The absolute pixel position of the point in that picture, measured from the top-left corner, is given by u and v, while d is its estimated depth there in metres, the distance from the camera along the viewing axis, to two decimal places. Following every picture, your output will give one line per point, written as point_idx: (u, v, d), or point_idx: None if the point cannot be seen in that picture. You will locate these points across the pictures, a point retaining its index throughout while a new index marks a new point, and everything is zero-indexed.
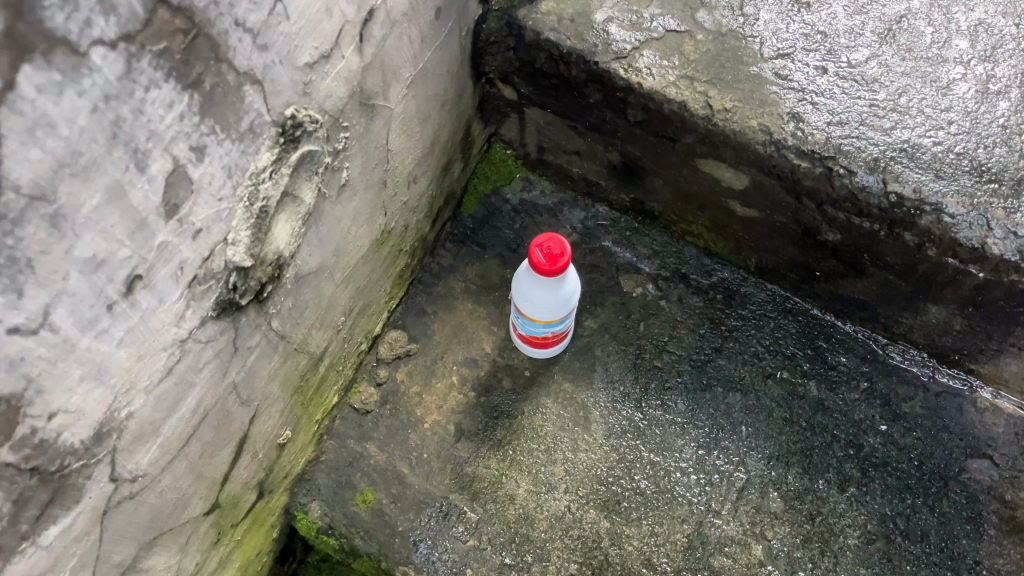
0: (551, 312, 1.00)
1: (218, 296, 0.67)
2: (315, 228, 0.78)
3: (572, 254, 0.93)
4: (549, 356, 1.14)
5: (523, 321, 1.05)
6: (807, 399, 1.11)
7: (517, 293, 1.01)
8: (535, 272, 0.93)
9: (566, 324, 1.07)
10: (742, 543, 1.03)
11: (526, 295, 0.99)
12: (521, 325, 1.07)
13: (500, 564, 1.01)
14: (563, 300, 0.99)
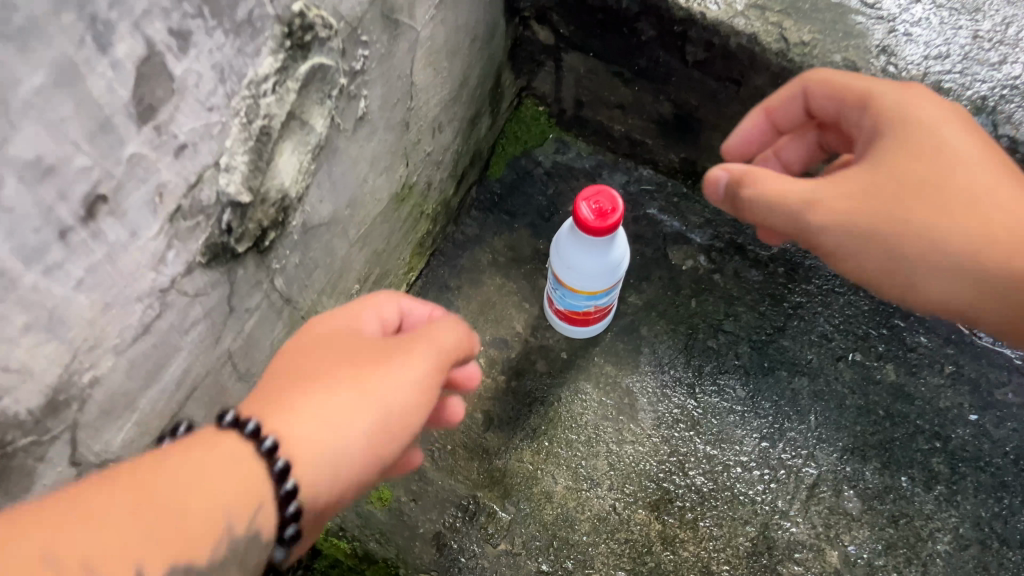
0: (594, 283, 0.87)
1: (209, 237, 0.54)
2: (327, 167, 0.66)
3: (624, 211, 0.80)
4: (589, 335, 1.01)
5: (562, 294, 0.92)
6: (883, 385, 0.97)
7: (555, 260, 0.88)
8: (581, 232, 0.80)
9: (610, 300, 0.94)
10: (814, 549, 0.90)
11: (566, 262, 0.86)
12: (560, 300, 0.94)
13: (536, 571, 0.88)
14: (610, 269, 0.86)
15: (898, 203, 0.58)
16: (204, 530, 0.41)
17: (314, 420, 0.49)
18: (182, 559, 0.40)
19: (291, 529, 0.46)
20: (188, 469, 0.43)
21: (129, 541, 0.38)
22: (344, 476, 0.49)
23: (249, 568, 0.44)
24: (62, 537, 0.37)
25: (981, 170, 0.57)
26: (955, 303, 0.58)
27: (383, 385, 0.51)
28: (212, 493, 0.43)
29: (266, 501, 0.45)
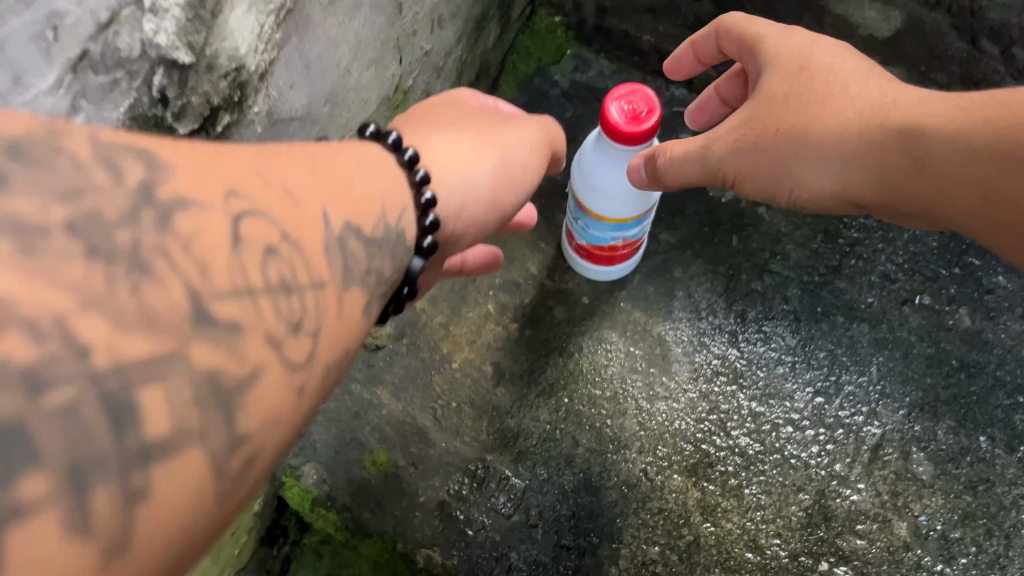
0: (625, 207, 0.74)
1: (137, 106, 0.41)
2: (298, 42, 0.53)
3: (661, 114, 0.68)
4: (615, 278, 0.89)
5: (585, 225, 0.79)
6: (957, 332, 0.85)
7: (577, 183, 0.75)
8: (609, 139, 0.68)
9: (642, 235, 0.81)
10: (880, 521, 0.77)
11: (591, 180, 0.73)
12: (583, 234, 0.81)
13: (556, 546, 0.75)
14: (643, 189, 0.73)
15: (769, 118, 0.61)
16: (369, 199, 0.43)
17: (445, 147, 0.53)
18: (354, 217, 0.41)
19: (429, 238, 0.47)
20: (361, 153, 0.47)
21: (314, 186, 0.40)
22: (469, 205, 0.53)
23: (400, 255, 0.45)
24: (269, 166, 0.39)
25: (855, 72, 0.59)
26: (851, 195, 0.59)
27: (502, 141, 0.57)
28: (371, 173, 0.45)
29: (409, 203, 0.47)
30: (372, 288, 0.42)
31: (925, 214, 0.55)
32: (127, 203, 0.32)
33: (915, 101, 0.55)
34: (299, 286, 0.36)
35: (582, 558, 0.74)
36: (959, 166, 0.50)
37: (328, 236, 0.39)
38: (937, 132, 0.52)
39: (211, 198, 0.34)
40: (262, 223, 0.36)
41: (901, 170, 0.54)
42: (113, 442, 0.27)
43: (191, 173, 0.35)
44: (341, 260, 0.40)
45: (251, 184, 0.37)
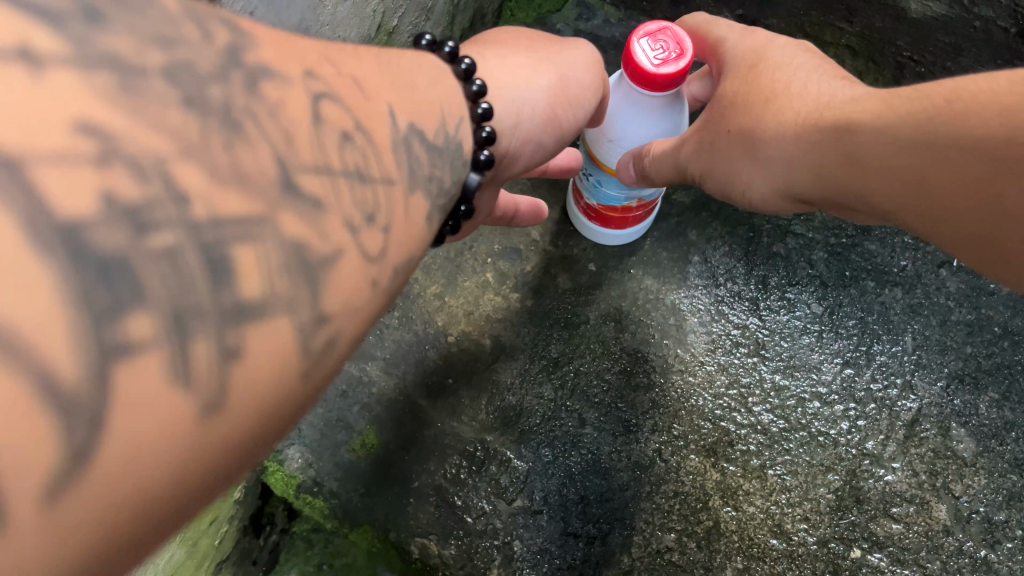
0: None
1: None
2: None
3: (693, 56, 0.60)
4: (623, 242, 0.81)
5: (596, 186, 0.72)
6: (999, 296, 0.77)
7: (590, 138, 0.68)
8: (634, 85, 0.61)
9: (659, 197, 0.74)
10: (917, 503, 0.70)
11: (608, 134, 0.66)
12: (593, 194, 0.74)
13: (562, 533, 0.69)
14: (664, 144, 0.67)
15: (724, 120, 0.59)
16: (430, 105, 0.42)
17: (499, 66, 0.52)
18: (416, 121, 0.40)
19: (486, 154, 0.46)
20: (420, 60, 0.45)
21: (382, 84, 0.40)
22: (525, 122, 0.52)
23: (456, 169, 0.43)
24: (342, 57, 0.38)
25: (803, 74, 0.56)
26: (805, 194, 0.55)
27: (560, 60, 0.55)
28: (431, 80, 0.44)
29: (464, 116, 0.45)
30: (436, 195, 0.41)
31: (871, 211, 0.50)
32: (217, 61, 0.31)
33: (855, 96, 0.51)
34: (370, 176, 0.36)
35: (591, 546, 0.69)
36: (877, 155, 0.46)
37: (395, 135, 0.38)
38: (858, 122, 0.47)
39: (293, 73, 0.34)
40: (337, 107, 0.35)
41: (832, 164, 0.50)
42: (211, 294, 0.27)
43: (273, 47, 0.34)
44: (408, 159, 0.39)
45: (325, 68, 0.36)
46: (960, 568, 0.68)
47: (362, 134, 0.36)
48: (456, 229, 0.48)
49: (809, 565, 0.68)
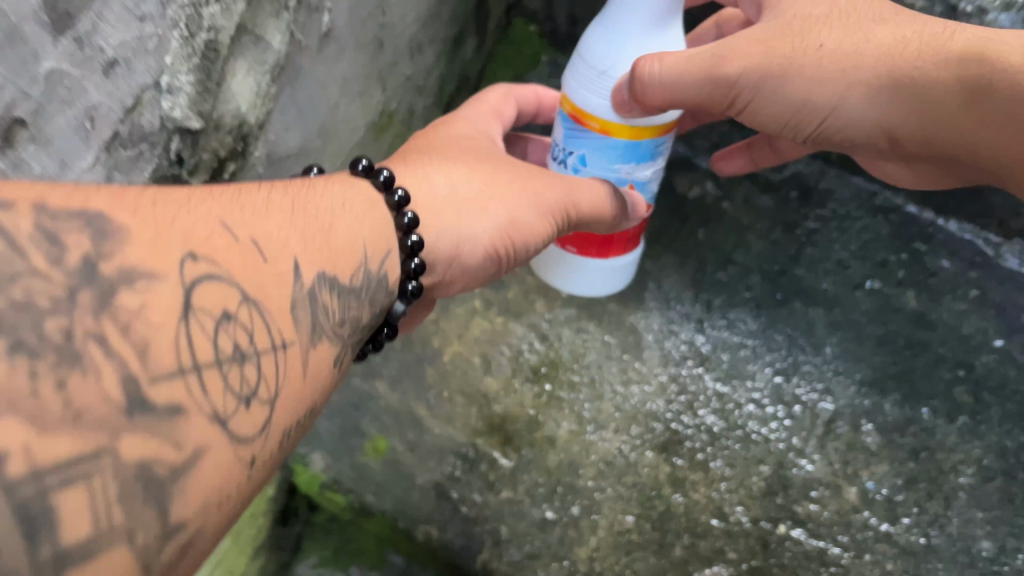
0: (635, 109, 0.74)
1: (156, 169, 0.48)
2: (290, 90, 0.59)
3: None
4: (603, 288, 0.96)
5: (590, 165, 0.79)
6: (904, 312, 0.94)
7: (581, 100, 0.76)
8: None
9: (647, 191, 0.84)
10: (832, 487, 0.85)
11: (597, 65, 0.74)
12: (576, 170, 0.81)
13: (541, 520, 0.82)
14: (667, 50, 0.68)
15: (802, 37, 0.67)
16: (347, 251, 0.48)
17: (449, 187, 0.60)
18: (325, 269, 0.45)
19: (411, 284, 0.55)
20: (352, 199, 0.52)
21: (285, 238, 0.43)
22: (464, 253, 0.60)
23: (377, 302, 0.51)
24: (240, 218, 0.40)
25: (834, 17, 0.67)
26: (891, 116, 0.66)
27: (504, 187, 0.62)
28: (358, 222, 0.51)
29: (392, 248, 0.53)
30: (339, 339, 0.46)
31: (958, 135, 0.63)
32: (67, 283, 0.30)
33: (962, 33, 0.63)
34: (258, 348, 0.37)
35: (562, 522, 0.82)
36: (1018, 95, 0.59)
37: (298, 291, 0.42)
38: (1007, 59, 0.60)
39: (169, 267, 0.34)
40: (221, 286, 0.36)
41: (901, 108, 0.65)
42: (28, 555, 0.25)
43: (149, 243, 0.34)
44: (309, 315, 0.42)
45: (212, 244, 0.37)
46: (870, 540, 0.81)
47: (257, 307, 0.38)
48: (377, 349, 0.59)
49: (744, 540, 0.81)
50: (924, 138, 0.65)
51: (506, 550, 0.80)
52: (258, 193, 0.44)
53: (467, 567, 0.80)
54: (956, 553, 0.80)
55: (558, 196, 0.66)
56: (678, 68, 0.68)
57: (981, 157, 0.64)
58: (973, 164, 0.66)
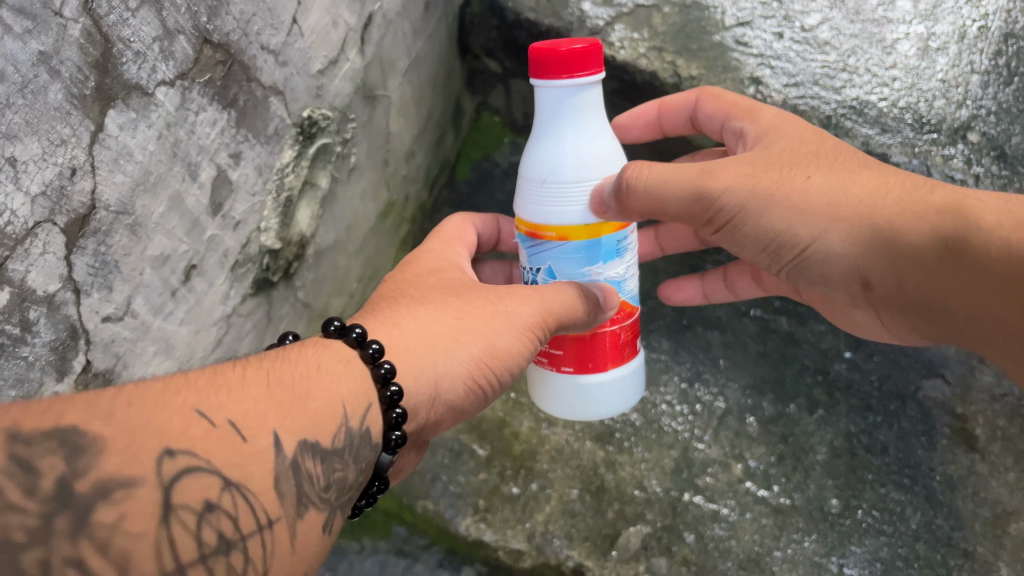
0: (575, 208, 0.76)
1: (255, 275, 0.78)
2: (330, 209, 0.88)
3: (597, 67, 0.75)
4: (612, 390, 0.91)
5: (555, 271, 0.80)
6: (779, 333, 1.24)
7: (532, 212, 0.78)
8: (536, 87, 0.76)
9: (627, 292, 0.83)
10: (722, 463, 1.16)
11: (538, 175, 0.77)
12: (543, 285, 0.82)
13: (509, 494, 1.13)
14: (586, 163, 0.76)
15: (790, 171, 0.74)
16: (325, 412, 0.57)
17: (420, 330, 0.68)
18: (306, 435, 0.55)
19: (395, 434, 0.61)
20: (329, 359, 0.61)
21: (265, 412, 0.54)
22: (437, 394, 0.67)
23: (361, 459, 0.59)
24: (220, 405, 0.53)
25: (815, 166, 0.75)
26: (866, 257, 0.70)
27: (479, 325, 0.70)
28: (336, 381, 0.59)
29: (372, 401, 0.60)
30: (327, 502, 0.56)
31: (938, 297, 0.67)
32: (42, 512, 0.44)
33: (939, 192, 0.69)
34: (242, 533, 0.50)
35: (527, 492, 1.13)
36: (1018, 263, 0.61)
37: (281, 466, 0.53)
38: (991, 219, 0.64)
39: (143, 470, 0.48)
40: (203, 476, 0.49)
41: (878, 260, 0.69)
42: None
43: (121, 454, 0.47)
44: (293, 485, 0.53)
45: (188, 436, 0.50)
46: (751, 502, 1.13)
47: (236, 486, 0.50)
48: (371, 502, 0.66)
49: (658, 504, 1.12)
50: (897, 285, 0.70)
51: (481, 518, 1.11)
52: (236, 372, 0.56)
53: (455, 529, 1.12)
54: (813, 509, 1.12)
55: (535, 316, 0.73)
56: (658, 181, 0.75)
57: (952, 315, 0.67)
58: (950, 322, 0.68)
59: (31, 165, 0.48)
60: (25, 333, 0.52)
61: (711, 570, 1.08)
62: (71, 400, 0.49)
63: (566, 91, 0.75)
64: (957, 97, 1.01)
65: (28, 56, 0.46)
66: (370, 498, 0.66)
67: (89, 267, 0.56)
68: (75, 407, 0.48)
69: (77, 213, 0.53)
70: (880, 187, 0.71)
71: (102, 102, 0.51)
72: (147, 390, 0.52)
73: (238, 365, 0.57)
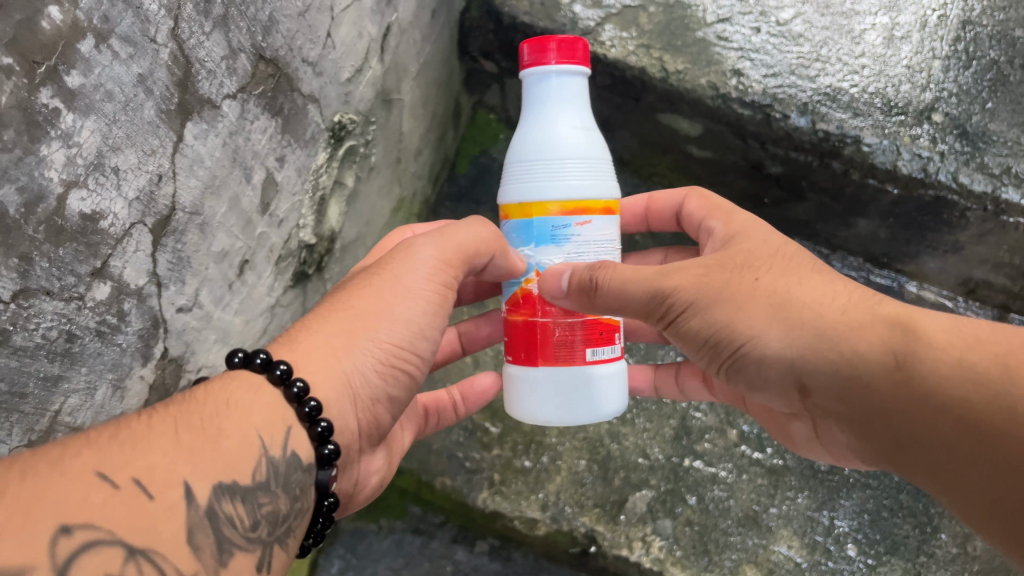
0: (536, 186, 0.74)
1: (294, 268, 0.85)
2: (353, 205, 0.96)
3: (581, 48, 0.76)
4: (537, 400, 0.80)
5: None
6: None
7: (504, 194, 0.78)
8: (524, 76, 0.77)
9: None
10: (718, 430, 1.24)
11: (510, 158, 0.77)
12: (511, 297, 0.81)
13: (522, 467, 1.20)
14: (571, 144, 0.74)
15: (738, 273, 0.71)
16: (240, 449, 0.57)
17: (316, 336, 0.68)
18: (222, 478, 0.54)
19: (327, 448, 0.63)
20: (238, 391, 0.60)
21: (172, 462, 0.52)
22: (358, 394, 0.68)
23: (292, 485, 0.61)
24: (119, 463, 0.49)
25: (766, 270, 0.71)
26: (807, 356, 0.66)
27: (383, 307, 0.70)
28: (248, 414, 0.59)
29: (292, 423, 0.62)
30: (255, 540, 0.56)
31: (870, 411, 0.63)
32: None
33: (890, 306, 0.66)
34: None
35: (539, 463, 1.20)
36: (956, 384, 0.58)
37: (193, 517, 0.51)
38: (933, 337, 0.61)
39: (38, 555, 0.43)
40: (104, 549, 0.45)
41: (818, 368, 0.65)
42: None
43: (13, 536, 0.42)
44: (210, 536, 0.52)
45: (89, 505, 0.46)
46: (747, 464, 1.21)
47: (144, 551, 0.47)
48: (327, 525, 0.67)
49: (661, 470, 1.20)
50: (834, 399, 0.65)
51: (497, 490, 1.18)
52: (139, 424, 0.53)
53: (472, 503, 1.18)
54: (804, 468, 1.20)
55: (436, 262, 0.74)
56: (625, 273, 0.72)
57: (897, 439, 0.63)
58: (890, 444, 0.63)
59: (129, 173, 0.55)
60: (120, 322, 0.59)
61: (712, 528, 1.15)
62: None
63: (549, 78, 0.76)
64: (922, 82, 1.10)
65: (130, 78, 0.52)
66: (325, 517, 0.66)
67: (169, 263, 0.62)
68: None
69: (161, 215, 0.59)
70: (830, 297, 0.68)
71: (182, 116, 0.58)
72: (39, 456, 0.47)
73: (139, 417, 0.54)
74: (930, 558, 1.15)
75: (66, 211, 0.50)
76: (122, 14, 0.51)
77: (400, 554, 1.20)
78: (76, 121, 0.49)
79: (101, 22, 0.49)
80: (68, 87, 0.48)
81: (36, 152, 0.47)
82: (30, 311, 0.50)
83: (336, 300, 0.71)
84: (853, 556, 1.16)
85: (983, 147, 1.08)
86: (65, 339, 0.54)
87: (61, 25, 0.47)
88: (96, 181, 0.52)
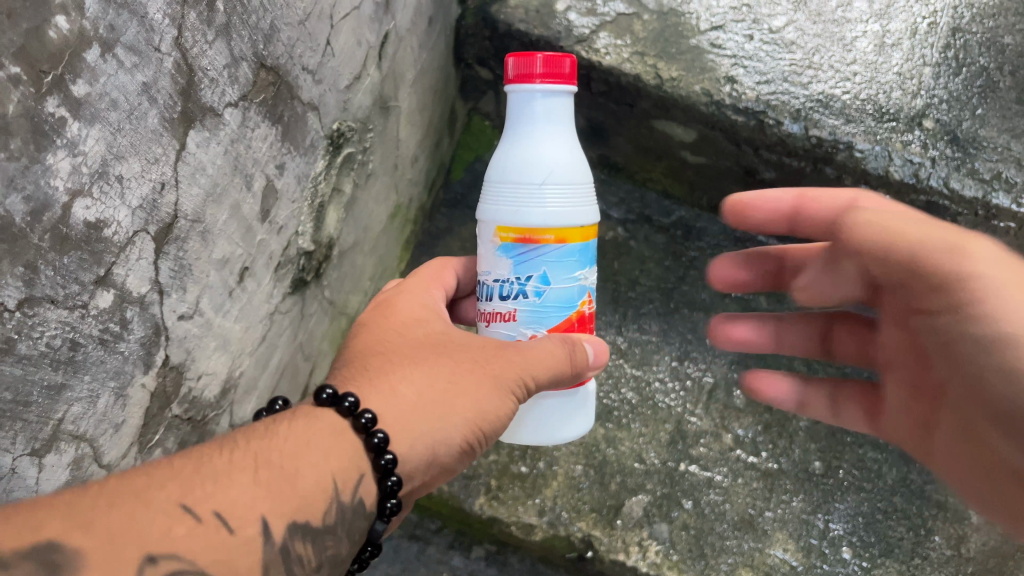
0: (581, 209, 0.76)
1: (293, 275, 0.85)
2: (351, 212, 0.96)
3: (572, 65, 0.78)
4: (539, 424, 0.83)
5: (542, 279, 0.76)
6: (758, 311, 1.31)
7: (545, 217, 0.74)
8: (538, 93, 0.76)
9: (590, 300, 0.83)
10: (714, 434, 1.24)
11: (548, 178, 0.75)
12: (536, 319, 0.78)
13: (518, 471, 1.19)
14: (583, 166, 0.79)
15: (1003, 258, 0.70)
16: (315, 491, 0.58)
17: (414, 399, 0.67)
18: (296, 518, 0.56)
19: (390, 502, 0.63)
20: (320, 435, 0.61)
21: (251, 499, 0.54)
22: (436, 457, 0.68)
23: (355, 530, 0.62)
24: (202, 496, 0.52)
25: (998, 262, 0.70)
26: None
27: (478, 390, 0.69)
28: (327, 456, 0.60)
29: (366, 471, 0.63)
30: None
31: None
32: None
33: None
34: None
35: (536, 468, 1.20)
36: None
37: (266, 554, 0.54)
38: None
39: None
40: None
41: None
42: None
43: (102, 564, 0.47)
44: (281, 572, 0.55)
45: (172, 537, 0.50)
46: (742, 468, 1.21)
47: None
48: (362, 566, 0.68)
49: (657, 475, 1.20)
50: None
51: (494, 496, 1.17)
52: (223, 458, 0.56)
53: (469, 509, 1.17)
54: (798, 471, 1.21)
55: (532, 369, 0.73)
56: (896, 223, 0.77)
57: None
58: None
59: (133, 181, 0.55)
60: (122, 330, 0.59)
61: (708, 532, 1.16)
62: (50, 506, 0.48)
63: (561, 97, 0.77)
64: (912, 88, 1.11)
65: (134, 87, 0.53)
66: (362, 561, 0.68)
67: (171, 270, 0.62)
68: (55, 516, 0.47)
69: (163, 223, 0.59)
70: None
71: (185, 124, 0.59)
72: (129, 484, 0.51)
73: (225, 447, 0.57)
74: (924, 560, 1.16)
75: (71, 219, 0.51)
76: (128, 24, 0.51)
77: (396, 560, 1.20)
78: (81, 129, 0.49)
79: (106, 31, 0.49)
80: (74, 96, 0.48)
81: (43, 160, 0.47)
82: (35, 320, 0.50)
83: (432, 360, 0.70)
84: (848, 558, 1.16)
85: (973, 153, 1.09)
86: (68, 348, 0.54)
87: (67, 34, 0.47)
88: (100, 190, 0.52)
